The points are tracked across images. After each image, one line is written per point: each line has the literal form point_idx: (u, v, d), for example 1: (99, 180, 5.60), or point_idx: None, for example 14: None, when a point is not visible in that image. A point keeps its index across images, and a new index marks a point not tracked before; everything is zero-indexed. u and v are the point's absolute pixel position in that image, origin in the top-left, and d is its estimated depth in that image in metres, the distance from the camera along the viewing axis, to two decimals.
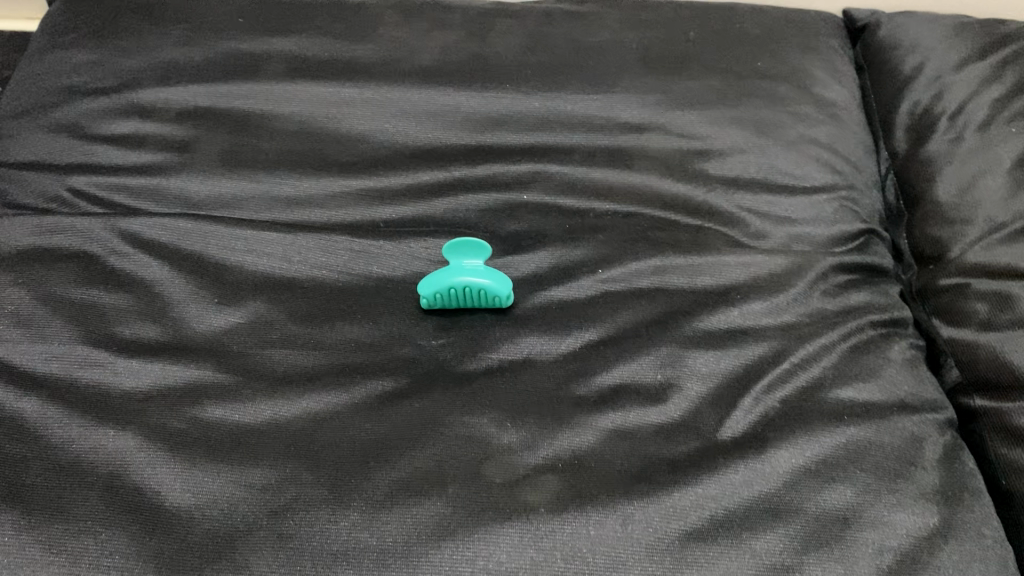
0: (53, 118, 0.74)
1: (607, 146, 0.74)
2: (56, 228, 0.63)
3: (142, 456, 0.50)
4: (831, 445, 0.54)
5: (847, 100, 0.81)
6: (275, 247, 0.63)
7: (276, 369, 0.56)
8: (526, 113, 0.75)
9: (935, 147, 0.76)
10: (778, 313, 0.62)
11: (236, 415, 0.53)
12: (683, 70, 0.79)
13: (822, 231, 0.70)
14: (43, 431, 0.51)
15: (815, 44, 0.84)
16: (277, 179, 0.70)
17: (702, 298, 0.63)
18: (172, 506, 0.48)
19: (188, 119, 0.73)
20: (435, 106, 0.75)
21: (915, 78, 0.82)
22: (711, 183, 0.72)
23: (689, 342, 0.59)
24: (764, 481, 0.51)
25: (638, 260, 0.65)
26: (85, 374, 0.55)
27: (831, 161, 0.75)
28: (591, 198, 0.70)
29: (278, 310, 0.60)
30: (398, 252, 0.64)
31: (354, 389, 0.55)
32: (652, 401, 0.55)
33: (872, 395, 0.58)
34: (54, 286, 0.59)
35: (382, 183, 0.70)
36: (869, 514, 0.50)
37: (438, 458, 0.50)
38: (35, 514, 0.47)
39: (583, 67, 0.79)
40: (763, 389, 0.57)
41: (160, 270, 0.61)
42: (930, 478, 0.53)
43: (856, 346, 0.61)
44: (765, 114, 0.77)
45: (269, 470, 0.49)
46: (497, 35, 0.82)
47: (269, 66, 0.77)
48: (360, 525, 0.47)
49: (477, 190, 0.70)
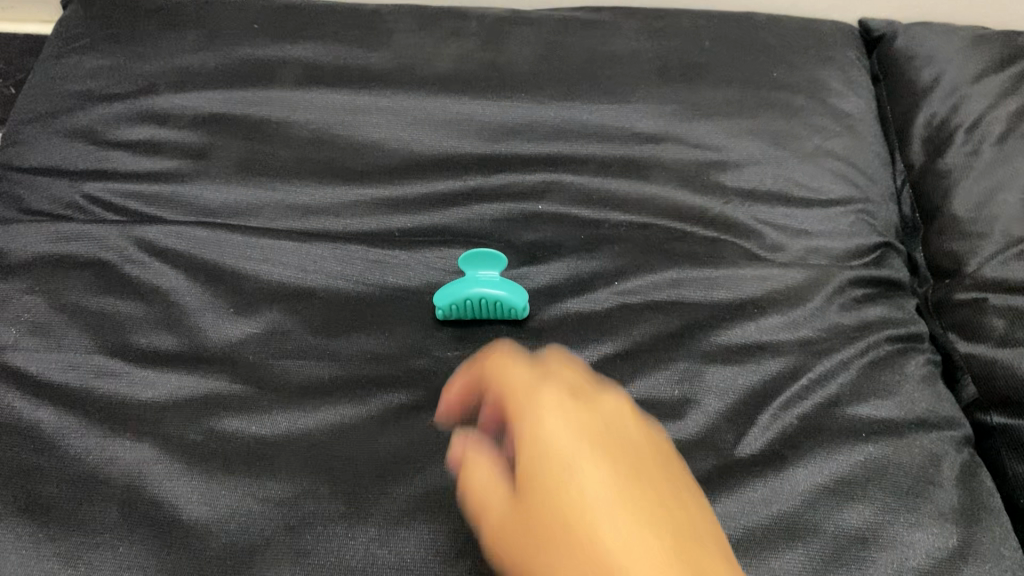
0: (68, 123, 0.74)
1: (622, 155, 0.73)
2: (72, 235, 0.63)
3: (159, 468, 0.50)
4: (849, 464, 0.54)
5: (864, 110, 0.81)
6: (291, 256, 0.63)
7: (293, 380, 0.56)
8: (542, 122, 0.75)
9: (952, 160, 0.76)
10: (795, 328, 0.62)
11: (253, 427, 0.52)
12: (699, 80, 0.79)
13: (839, 244, 0.69)
14: (59, 442, 0.51)
15: (832, 54, 0.84)
16: (292, 187, 0.69)
17: (718, 312, 0.63)
18: (190, 519, 0.48)
19: (203, 126, 0.73)
20: (450, 115, 0.75)
21: (932, 89, 0.81)
22: (728, 194, 0.71)
23: (705, 357, 0.59)
24: (783, 500, 0.51)
25: (654, 272, 0.65)
26: (101, 384, 0.54)
27: (848, 173, 0.74)
28: (607, 209, 0.70)
29: (294, 320, 0.59)
30: (413, 262, 0.64)
31: (370, 401, 0.55)
32: (669, 417, 0.55)
33: (890, 412, 0.58)
34: (70, 294, 0.59)
35: (397, 192, 0.70)
36: (888, 534, 0.50)
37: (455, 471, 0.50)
38: (53, 526, 0.47)
39: (599, 76, 0.79)
40: (781, 407, 0.57)
41: (177, 279, 0.61)
42: (949, 497, 0.53)
43: (873, 362, 0.61)
44: (781, 125, 0.76)
45: (286, 484, 0.49)
46: (513, 43, 0.82)
47: (285, 73, 0.77)
48: (378, 541, 0.47)
49: (492, 200, 0.70)
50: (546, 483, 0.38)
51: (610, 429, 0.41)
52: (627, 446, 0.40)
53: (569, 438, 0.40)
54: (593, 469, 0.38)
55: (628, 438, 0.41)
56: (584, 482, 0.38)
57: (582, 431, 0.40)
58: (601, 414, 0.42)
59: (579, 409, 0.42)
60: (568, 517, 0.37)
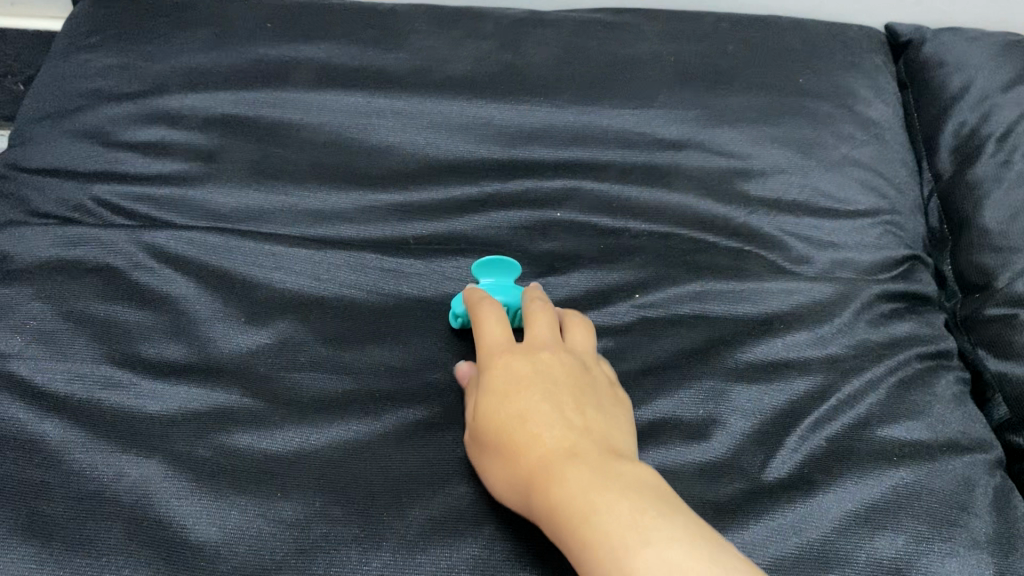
0: (77, 123, 0.72)
1: (643, 162, 0.71)
2: (80, 240, 0.61)
3: (167, 486, 0.48)
4: (879, 490, 0.52)
5: (893, 117, 0.78)
6: (303, 264, 0.61)
7: (305, 394, 0.54)
8: (561, 127, 0.73)
9: (982, 170, 0.73)
10: (822, 345, 0.60)
11: (264, 443, 0.51)
12: (722, 85, 0.77)
13: (866, 258, 0.67)
14: (65, 457, 0.50)
15: (859, 60, 0.82)
16: (305, 191, 0.68)
17: (743, 328, 0.61)
18: (197, 540, 0.46)
19: (215, 127, 0.72)
20: (467, 119, 0.73)
21: (961, 96, 0.79)
22: (752, 203, 0.69)
23: (730, 375, 0.57)
24: (813, 527, 0.50)
25: (677, 286, 0.63)
26: (108, 396, 0.53)
27: (876, 183, 0.72)
28: (627, 217, 0.68)
29: (306, 331, 0.58)
30: (428, 271, 0.62)
31: (385, 418, 0.53)
32: (693, 438, 0.53)
33: (921, 434, 0.56)
34: (76, 300, 0.58)
35: (412, 198, 0.68)
36: (921, 564, 0.48)
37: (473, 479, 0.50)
38: (56, 545, 0.46)
39: (620, 80, 0.77)
40: (809, 427, 0.55)
41: (187, 287, 0.59)
42: (984, 525, 0.51)
43: (903, 381, 0.59)
44: (807, 133, 0.74)
45: (298, 504, 0.48)
46: (531, 45, 0.80)
47: (298, 74, 0.75)
48: (393, 567, 0.45)
49: (510, 207, 0.68)
50: (490, 410, 0.48)
51: (547, 367, 0.50)
52: (559, 381, 0.49)
53: (511, 376, 0.49)
54: (532, 403, 0.47)
55: (561, 374, 0.50)
56: (516, 407, 0.47)
57: (522, 372, 0.49)
58: (547, 357, 0.51)
59: (523, 357, 0.50)
60: (501, 433, 0.47)
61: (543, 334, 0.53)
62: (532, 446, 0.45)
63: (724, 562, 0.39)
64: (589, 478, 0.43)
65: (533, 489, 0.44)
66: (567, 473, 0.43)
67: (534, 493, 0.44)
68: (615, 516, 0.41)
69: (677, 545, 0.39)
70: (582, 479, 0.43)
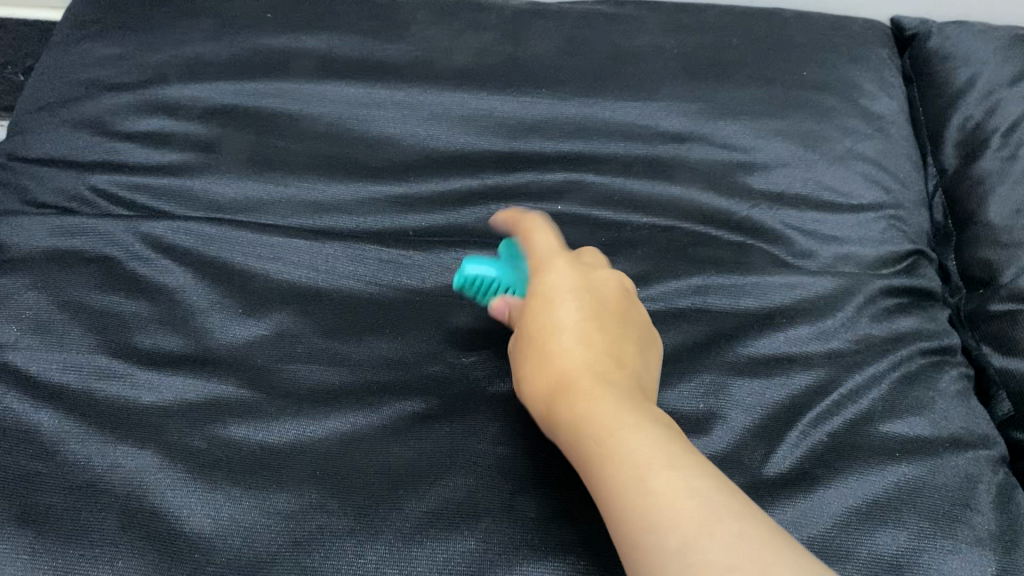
0: (76, 112, 0.72)
1: (645, 155, 0.71)
2: (77, 230, 0.61)
3: (162, 477, 0.48)
4: (881, 485, 0.51)
5: (897, 111, 0.78)
6: (302, 255, 0.61)
7: (302, 386, 0.54)
8: (562, 119, 0.72)
9: (988, 165, 0.72)
10: (826, 340, 0.60)
11: (261, 434, 0.51)
12: (725, 78, 0.76)
13: (870, 252, 0.66)
14: (59, 447, 0.49)
15: (864, 53, 0.81)
16: (304, 182, 0.67)
17: (744, 322, 0.60)
18: (192, 532, 0.46)
19: (214, 118, 0.71)
20: (468, 110, 0.72)
21: (966, 91, 0.78)
22: (754, 197, 0.69)
23: (732, 369, 0.57)
24: (813, 522, 0.49)
25: (678, 279, 0.62)
26: (103, 386, 0.52)
27: (880, 177, 0.71)
28: (629, 210, 0.68)
29: (304, 322, 0.57)
30: (428, 263, 0.62)
31: (382, 410, 0.53)
32: (692, 433, 0.53)
33: (924, 429, 0.55)
34: (73, 290, 0.57)
35: (412, 190, 0.68)
36: (923, 561, 0.48)
37: (490, 448, 0.50)
38: (50, 535, 0.45)
39: (622, 72, 0.76)
40: (810, 422, 0.55)
41: (184, 277, 0.59)
42: (987, 522, 0.51)
43: (905, 377, 0.58)
44: (812, 126, 0.73)
45: (293, 495, 0.47)
46: (534, 36, 0.79)
47: (298, 64, 0.75)
48: (388, 558, 0.45)
49: (510, 199, 0.68)
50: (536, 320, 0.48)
51: (600, 286, 0.50)
52: (607, 303, 0.49)
53: (561, 285, 0.49)
54: (575, 323, 0.47)
55: (610, 300, 0.49)
56: (561, 322, 0.47)
57: (575, 285, 0.49)
58: (601, 279, 0.50)
59: (578, 272, 0.50)
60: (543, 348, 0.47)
61: (595, 258, 0.53)
62: (564, 360, 0.46)
63: (745, 500, 0.37)
64: (625, 404, 0.42)
65: (564, 405, 0.44)
66: (602, 396, 0.43)
67: (564, 409, 0.44)
68: (642, 436, 0.40)
69: (703, 472, 0.38)
70: (614, 401, 0.42)
